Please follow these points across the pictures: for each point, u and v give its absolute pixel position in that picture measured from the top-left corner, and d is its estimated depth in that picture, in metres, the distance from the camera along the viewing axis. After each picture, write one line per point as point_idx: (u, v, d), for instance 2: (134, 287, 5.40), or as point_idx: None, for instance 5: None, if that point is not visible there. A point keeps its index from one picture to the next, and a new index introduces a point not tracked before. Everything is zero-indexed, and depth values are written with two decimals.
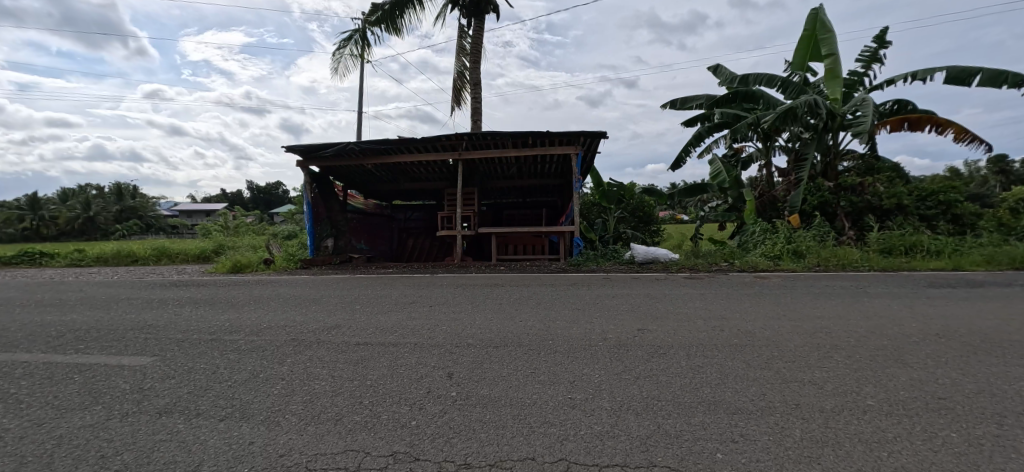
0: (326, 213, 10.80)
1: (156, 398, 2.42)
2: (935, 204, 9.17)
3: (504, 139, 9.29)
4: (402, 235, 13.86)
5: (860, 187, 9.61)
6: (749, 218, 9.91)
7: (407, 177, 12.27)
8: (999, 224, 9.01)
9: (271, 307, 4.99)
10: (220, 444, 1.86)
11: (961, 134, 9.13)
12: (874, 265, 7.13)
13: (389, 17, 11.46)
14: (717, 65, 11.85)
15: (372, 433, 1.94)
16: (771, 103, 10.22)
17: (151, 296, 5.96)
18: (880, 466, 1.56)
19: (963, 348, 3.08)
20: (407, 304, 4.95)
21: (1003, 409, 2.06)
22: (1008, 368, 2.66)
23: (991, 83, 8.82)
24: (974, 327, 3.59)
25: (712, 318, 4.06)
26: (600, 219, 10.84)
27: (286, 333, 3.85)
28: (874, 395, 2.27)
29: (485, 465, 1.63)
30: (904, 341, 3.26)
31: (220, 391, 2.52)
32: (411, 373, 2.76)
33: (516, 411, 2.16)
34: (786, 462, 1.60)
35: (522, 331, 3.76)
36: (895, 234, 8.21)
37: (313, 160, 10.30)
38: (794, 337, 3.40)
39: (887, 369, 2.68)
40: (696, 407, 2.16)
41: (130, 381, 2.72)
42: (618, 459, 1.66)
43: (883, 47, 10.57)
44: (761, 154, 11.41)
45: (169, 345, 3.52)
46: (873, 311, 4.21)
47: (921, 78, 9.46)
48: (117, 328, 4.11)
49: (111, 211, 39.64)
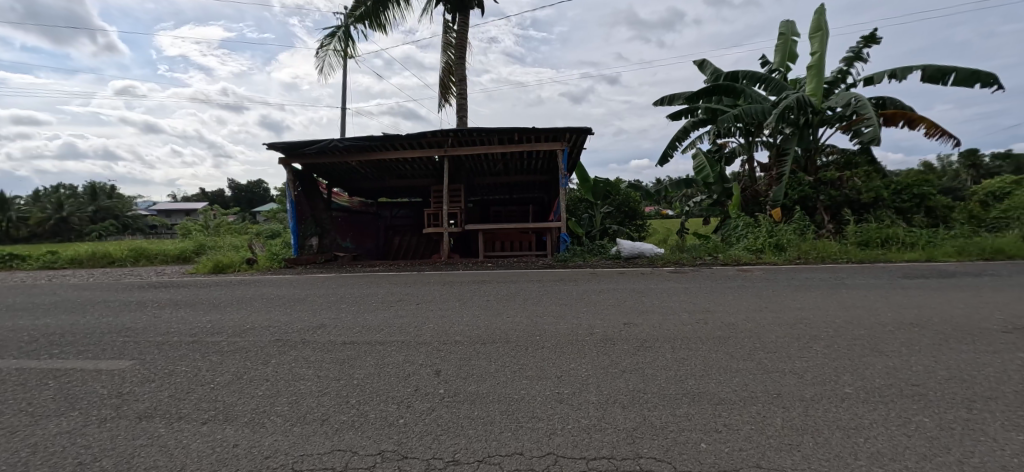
0: (311, 211, 10.62)
1: (135, 403, 2.35)
2: (910, 197, 9.45)
3: (489, 135, 9.24)
4: (388, 232, 13.76)
5: (838, 182, 9.86)
6: (732, 212, 10.05)
7: (392, 174, 12.09)
8: (970, 216, 9.37)
9: (255, 307, 4.89)
10: (203, 448, 1.82)
11: (932, 129, 9.39)
12: (851, 257, 7.32)
13: (373, 12, 11.24)
14: (701, 60, 12.00)
15: (360, 432, 1.92)
16: (754, 99, 10.34)
17: (127, 298, 5.79)
18: (858, 451, 1.61)
19: (935, 336, 3.19)
20: (394, 302, 4.89)
21: (972, 395, 2.14)
22: (976, 355, 2.76)
23: (965, 82, 9.10)
24: (946, 315, 3.73)
25: (697, 310, 4.14)
26: (586, 215, 10.95)
27: (270, 333, 3.79)
28: (851, 384, 2.34)
29: (474, 461, 1.63)
30: (880, 331, 3.35)
31: (203, 393, 2.47)
32: (399, 371, 2.75)
33: (505, 407, 2.17)
34: (767, 450, 1.64)
35: (510, 326, 3.78)
36: (873, 227, 8.43)
37: (296, 157, 10.09)
38: (776, 328, 3.48)
39: (864, 358, 2.76)
40: (680, 398, 2.21)
41: (108, 385, 2.65)
42: (605, 451, 1.68)
43: (865, 46, 10.78)
44: (744, 149, 11.51)
45: (150, 348, 3.44)
46: (851, 301, 4.33)
47: (900, 76, 9.70)
48: (95, 332, 3.99)
49: (85, 212, 38.62)
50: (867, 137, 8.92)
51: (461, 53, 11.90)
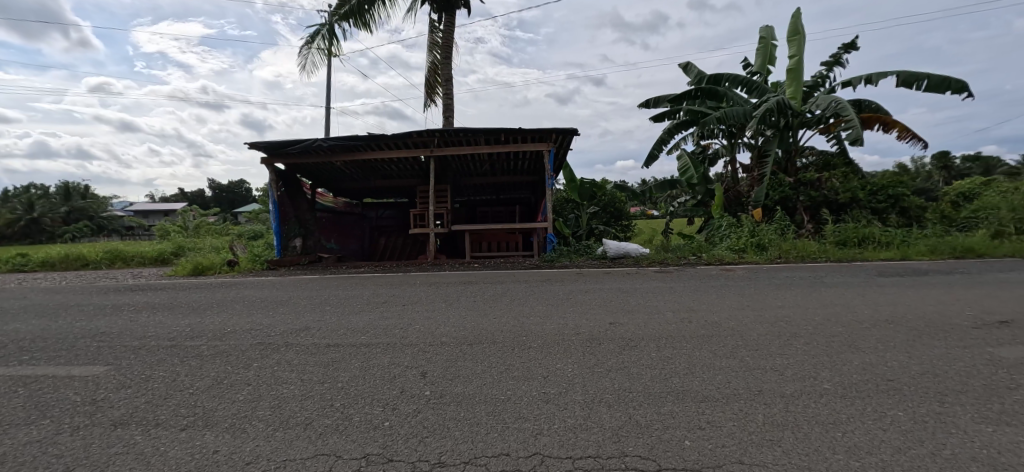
0: (294, 211, 10.45)
1: (110, 410, 2.28)
2: (886, 198, 9.74)
3: (475, 135, 9.22)
4: (374, 233, 13.63)
5: (816, 183, 10.10)
6: (715, 213, 10.22)
7: (377, 174, 11.97)
8: (942, 216, 9.71)
9: (236, 310, 4.78)
10: (181, 455, 1.78)
11: (903, 132, 9.69)
12: (829, 256, 7.52)
13: (357, 11, 11.12)
14: (685, 63, 12.19)
15: (344, 436, 1.90)
16: (736, 101, 10.55)
17: (101, 302, 5.60)
18: (836, 445, 1.66)
19: (909, 332, 3.29)
20: (379, 304, 4.84)
21: (944, 389, 2.22)
22: (948, 350, 2.85)
23: (937, 88, 9.42)
24: (920, 312, 3.85)
25: (681, 309, 4.20)
26: (572, 215, 11.02)
27: (252, 336, 3.71)
28: (830, 379, 2.40)
29: (460, 463, 1.63)
30: (857, 328, 3.45)
31: (181, 399, 2.41)
32: (384, 373, 2.72)
33: (491, 408, 2.16)
34: (749, 446, 1.67)
35: (497, 327, 3.77)
36: (850, 227, 8.67)
37: (279, 156, 9.92)
38: (758, 326, 3.55)
39: (841, 354, 2.83)
40: (665, 396, 2.23)
41: (81, 392, 2.56)
42: (591, 450, 1.69)
43: (844, 51, 11.07)
44: (726, 150, 11.71)
45: (126, 353, 3.33)
46: (830, 299, 4.44)
47: (875, 81, 10.00)
48: (66, 337, 3.85)
49: (57, 213, 37.23)
50: (850, 137, 9.08)
51: (448, 53, 11.84)
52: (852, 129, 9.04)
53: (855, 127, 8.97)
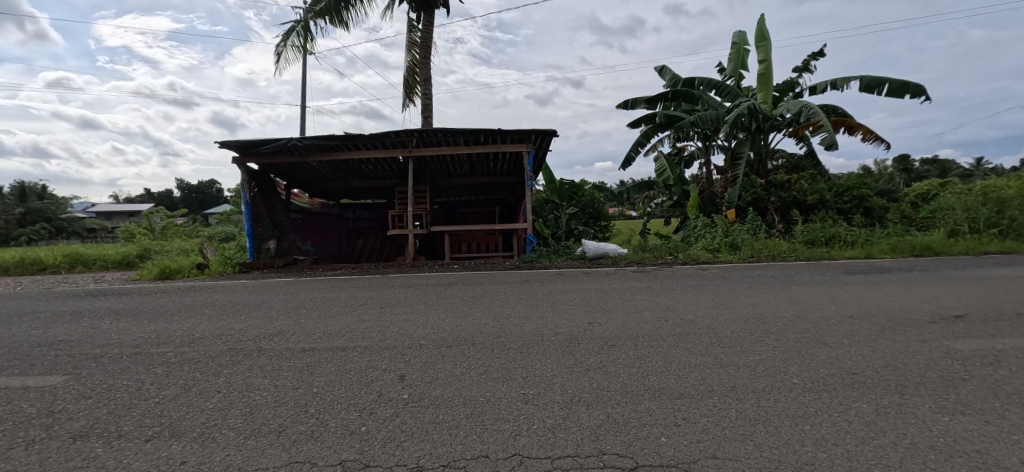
0: (268, 213, 10.18)
1: (68, 422, 2.16)
2: (851, 198, 10.17)
3: (454, 135, 9.17)
4: (352, 234, 13.39)
5: (786, 184, 10.46)
6: (691, 213, 10.46)
7: (355, 175, 11.77)
8: (902, 216, 10.20)
9: (206, 315, 4.62)
10: (146, 467, 1.70)
11: (867, 135, 10.15)
12: (798, 255, 7.81)
13: (334, 8, 10.92)
14: (662, 67, 12.42)
15: (320, 442, 1.86)
16: (710, 104, 10.82)
17: (59, 308, 5.31)
18: (804, 438, 1.71)
19: (873, 327, 3.44)
20: (357, 307, 4.76)
21: (904, 380, 2.33)
22: (907, 344, 3.00)
23: (896, 93, 9.89)
24: (882, 308, 4.03)
25: (658, 308, 4.28)
26: (552, 216, 11.11)
27: (223, 342, 3.58)
28: (799, 374, 2.48)
29: (438, 466, 1.61)
30: (824, 323, 3.58)
31: (146, 409, 2.31)
32: (361, 377, 2.67)
33: (470, 410, 2.15)
34: (722, 441, 1.72)
35: (475, 328, 3.76)
36: (818, 227, 9.01)
37: (252, 156, 9.64)
38: (732, 323, 3.64)
39: (810, 350, 2.93)
40: (643, 394, 2.27)
41: (37, 404, 2.43)
42: (570, 450, 1.70)
43: (812, 58, 11.50)
44: (701, 152, 12.00)
45: (86, 362, 3.17)
46: (799, 296, 4.61)
47: (841, 86, 10.42)
48: (19, 346, 3.64)
49: (11, 214, 35.10)
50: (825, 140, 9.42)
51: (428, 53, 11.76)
52: (827, 134, 9.39)
53: (827, 131, 9.33)
